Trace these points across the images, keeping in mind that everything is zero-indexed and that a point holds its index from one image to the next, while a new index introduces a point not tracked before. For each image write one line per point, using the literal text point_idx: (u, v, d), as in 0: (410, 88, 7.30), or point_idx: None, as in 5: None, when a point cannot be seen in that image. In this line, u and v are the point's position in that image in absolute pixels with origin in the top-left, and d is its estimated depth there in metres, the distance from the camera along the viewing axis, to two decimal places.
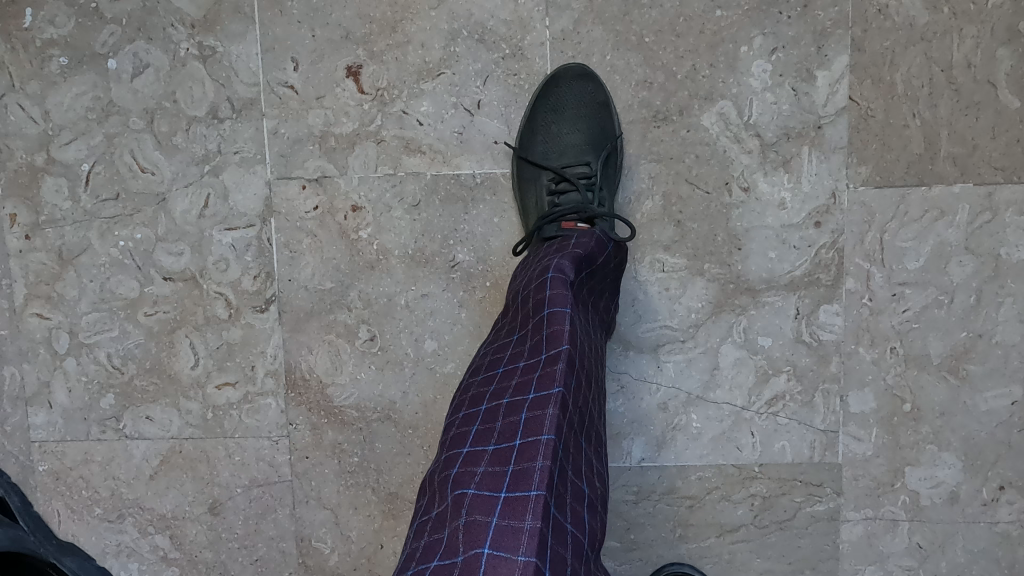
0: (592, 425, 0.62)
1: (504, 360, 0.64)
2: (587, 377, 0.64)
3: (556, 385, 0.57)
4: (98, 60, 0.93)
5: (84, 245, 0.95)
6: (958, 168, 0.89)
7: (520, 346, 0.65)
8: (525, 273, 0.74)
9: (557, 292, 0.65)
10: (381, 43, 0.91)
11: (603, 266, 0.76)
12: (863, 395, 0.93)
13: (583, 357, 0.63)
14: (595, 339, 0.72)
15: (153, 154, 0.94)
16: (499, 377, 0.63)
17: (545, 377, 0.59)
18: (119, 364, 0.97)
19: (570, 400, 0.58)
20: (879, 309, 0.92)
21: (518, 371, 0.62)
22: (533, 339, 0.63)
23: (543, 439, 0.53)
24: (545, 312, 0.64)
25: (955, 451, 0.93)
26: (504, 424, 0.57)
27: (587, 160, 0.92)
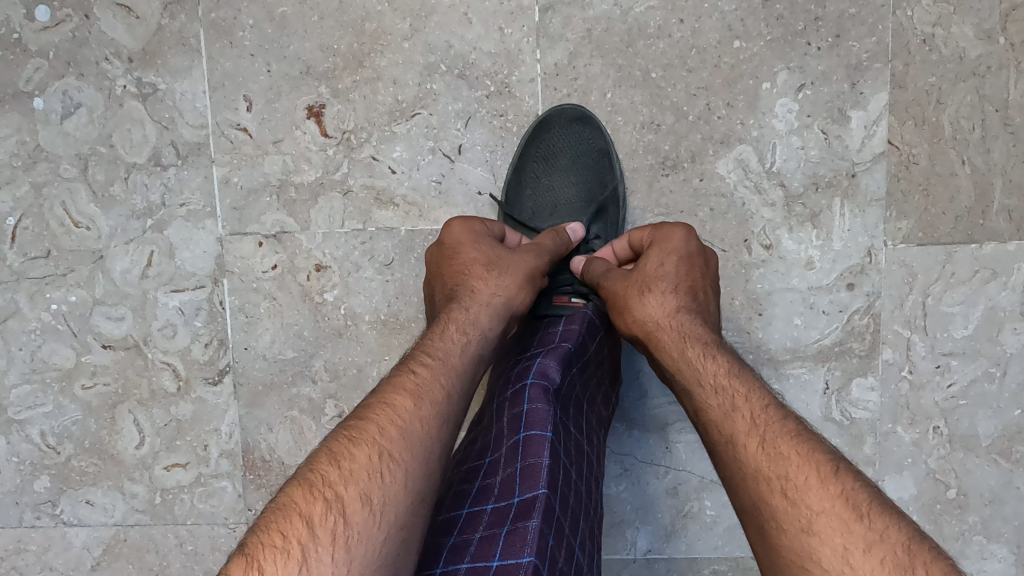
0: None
1: (470, 498, 0.53)
2: (574, 523, 0.52)
3: (527, 552, 0.46)
4: (22, 99, 0.80)
5: (11, 308, 0.83)
6: (1013, 222, 0.77)
7: (491, 477, 0.53)
8: (505, 371, 0.64)
9: (536, 408, 0.54)
10: (347, 79, 0.79)
11: (595, 357, 0.67)
12: (900, 479, 0.81)
13: (567, 499, 0.52)
14: (592, 455, 0.60)
15: (88, 206, 0.82)
16: (463, 523, 0.51)
17: (514, 538, 0.47)
18: (54, 444, 0.85)
19: (546, 567, 0.46)
20: (920, 383, 0.80)
21: (484, 520, 0.50)
22: (504, 472, 0.52)
23: None
24: (521, 437, 0.53)
25: (1007, 544, 0.81)
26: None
27: (583, 221, 0.79)
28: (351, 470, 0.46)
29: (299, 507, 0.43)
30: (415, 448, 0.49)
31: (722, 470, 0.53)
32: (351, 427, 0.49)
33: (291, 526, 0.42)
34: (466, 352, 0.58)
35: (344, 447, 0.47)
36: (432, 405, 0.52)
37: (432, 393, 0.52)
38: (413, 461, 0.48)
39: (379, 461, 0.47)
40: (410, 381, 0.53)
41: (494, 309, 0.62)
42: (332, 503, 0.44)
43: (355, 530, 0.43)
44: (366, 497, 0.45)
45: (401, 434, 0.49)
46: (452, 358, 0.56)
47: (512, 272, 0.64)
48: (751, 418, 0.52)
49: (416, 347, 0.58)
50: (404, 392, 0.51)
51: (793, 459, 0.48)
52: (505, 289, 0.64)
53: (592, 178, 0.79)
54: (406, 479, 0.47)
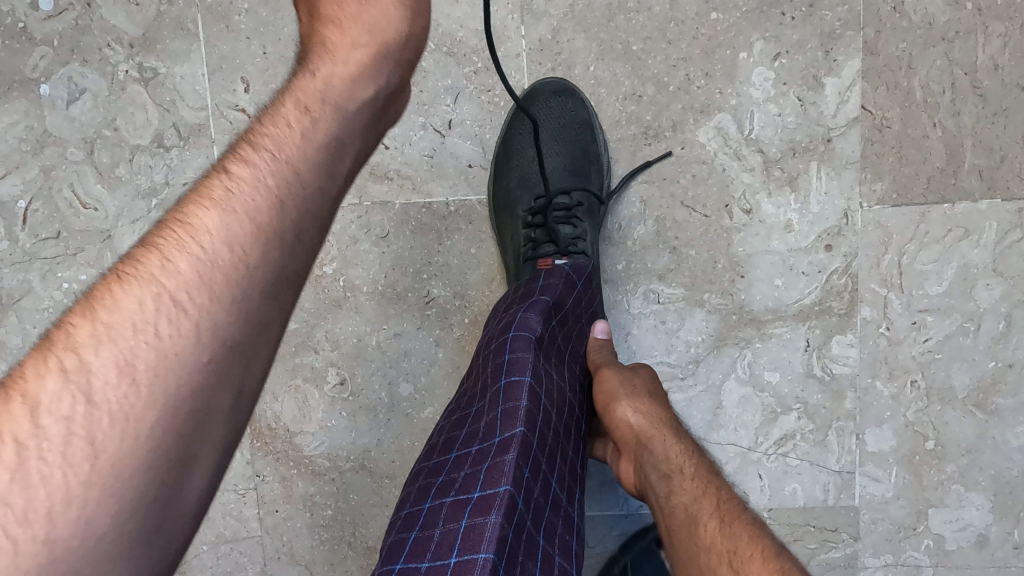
0: (563, 521, 0.55)
1: (456, 441, 0.56)
2: (552, 461, 0.56)
3: (504, 482, 0.50)
4: (28, 86, 0.84)
5: (24, 288, 0.87)
6: (984, 181, 0.80)
7: (475, 421, 0.57)
8: (491, 327, 0.68)
9: (517, 358, 0.58)
10: None
11: (574, 312, 0.69)
12: (881, 432, 0.85)
13: (545, 438, 0.56)
14: (575, 402, 0.64)
15: (95, 187, 0.85)
16: (449, 464, 0.55)
17: (493, 470, 0.51)
18: None
19: (522, 496, 0.50)
20: (898, 339, 0.83)
21: (469, 459, 0.54)
22: (487, 417, 0.56)
23: (480, 556, 0.45)
24: (503, 383, 0.57)
25: (983, 491, 0.85)
26: (442, 530, 0.49)
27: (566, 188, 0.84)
28: (113, 324, 0.39)
29: (40, 368, 0.37)
30: (207, 301, 0.40)
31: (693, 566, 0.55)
32: (128, 270, 0.41)
33: (17, 406, 0.36)
34: (301, 165, 0.46)
35: (106, 291, 0.40)
36: (230, 229, 0.42)
37: (240, 205, 0.43)
38: (196, 308, 0.40)
39: (153, 310, 0.39)
40: (219, 192, 0.44)
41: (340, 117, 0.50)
42: (70, 364, 0.37)
43: (105, 407, 0.37)
44: (135, 357, 0.38)
45: (186, 264, 0.41)
46: (290, 163, 0.45)
47: (360, 100, 0.52)
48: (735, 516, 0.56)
49: (247, 132, 0.47)
50: (202, 216, 0.42)
51: (744, 539, 0.54)
52: (352, 113, 0.51)
53: (574, 148, 0.83)
54: (193, 327, 0.40)
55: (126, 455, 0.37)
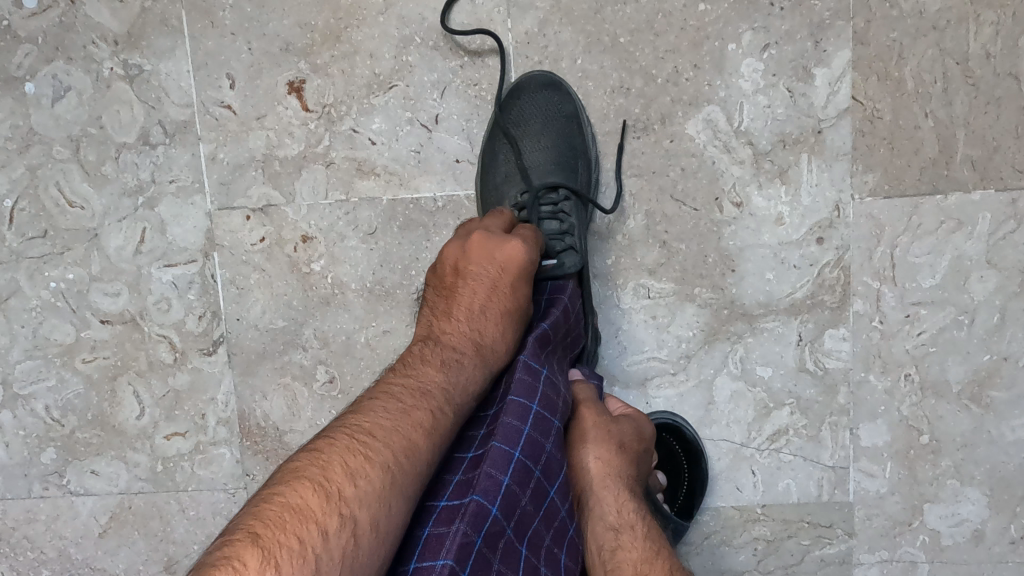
0: (551, 533, 0.57)
1: None
2: (545, 472, 0.58)
3: (472, 491, 0.51)
4: (14, 85, 0.83)
5: (12, 287, 0.87)
6: (977, 172, 0.79)
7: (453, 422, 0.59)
8: None
9: None
10: (325, 55, 0.81)
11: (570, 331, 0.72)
12: (875, 427, 0.84)
13: (531, 444, 0.57)
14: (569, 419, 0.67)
15: (81, 186, 0.85)
16: (421, 463, 0.57)
17: (463, 477, 0.53)
18: (58, 416, 0.89)
19: (496, 503, 0.52)
20: (891, 332, 0.82)
21: (440, 460, 0.56)
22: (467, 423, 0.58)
23: (440, 563, 0.48)
24: None
25: (979, 486, 0.84)
26: (406, 533, 0.51)
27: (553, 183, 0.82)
28: (365, 491, 0.49)
29: (303, 505, 0.47)
30: (388, 510, 0.49)
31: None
32: (355, 442, 0.52)
33: (307, 531, 0.46)
34: (458, 392, 0.59)
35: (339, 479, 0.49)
36: (425, 432, 0.54)
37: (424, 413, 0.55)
38: (399, 491, 0.51)
39: (360, 508, 0.48)
40: (419, 412, 0.55)
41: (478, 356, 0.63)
42: (336, 508, 0.48)
43: (334, 568, 0.45)
44: (371, 524, 0.48)
45: (402, 448, 0.52)
46: (455, 390, 0.59)
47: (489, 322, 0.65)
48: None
49: (418, 369, 0.59)
50: (408, 424, 0.54)
51: None
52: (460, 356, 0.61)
53: (563, 143, 0.81)
54: (403, 496, 0.50)
55: None
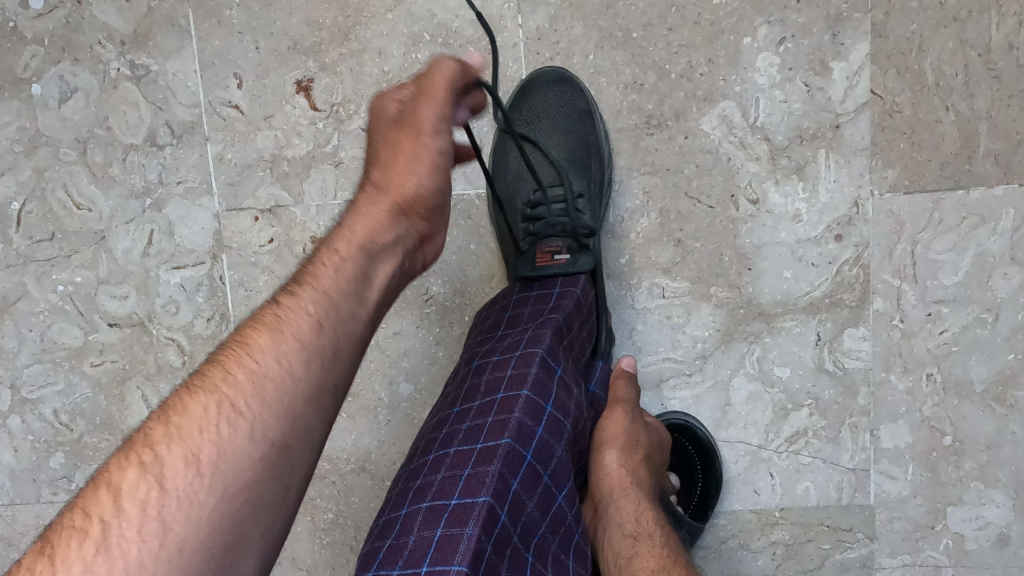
0: (559, 536, 0.55)
1: (437, 442, 0.58)
2: (556, 476, 0.57)
3: (483, 493, 0.50)
4: (21, 86, 0.83)
5: (20, 291, 0.86)
6: (1000, 167, 0.77)
7: (459, 425, 0.58)
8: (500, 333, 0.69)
9: (517, 371, 0.59)
10: (334, 53, 0.80)
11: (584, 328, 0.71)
12: (896, 428, 0.82)
13: (542, 449, 0.56)
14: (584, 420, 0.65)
15: (89, 188, 0.84)
16: (427, 468, 0.56)
17: (472, 480, 0.52)
18: (66, 420, 0.88)
19: (505, 508, 0.51)
20: (912, 331, 0.80)
21: (447, 464, 0.55)
22: (477, 424, 0.57)
23: (452, 568, 0.46)
24: (500, 395, 0.58)
25: (1004, 488, 0.82)
26: (417, 539, 0.50)
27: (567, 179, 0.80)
28: (222, 415, 0.43)
29: (139, 447, 0.42)
30: (253, 421, 0.43)
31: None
32: (219, 362, 0.46)
33: (140, 474, 0.41)
34: (353, 275, 0.51)
35: (165, 432, 0.43)
36: (289, 365, 0.46)
37: (296, 328, 0.47)
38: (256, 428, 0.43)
39: (208, 427, 0.43)
40: (281, 313, 0.48)
41: (365, 256, 0.52)
42: (155, 480, 0.41)
43: (174, 495, 0.40)
44: (220, 443, 0.42)
45: (249, 382, 0.44)
46: (349, 275, 0.51)
47: (403, 163, 0.54)
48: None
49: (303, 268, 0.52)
50: (268, 341, 0.46)
51: None
52: (371, 227, 0.53)
53: (576, 139, 0.80)
54: (248, 434, 0.43)
55: (208, 523, 0.40)
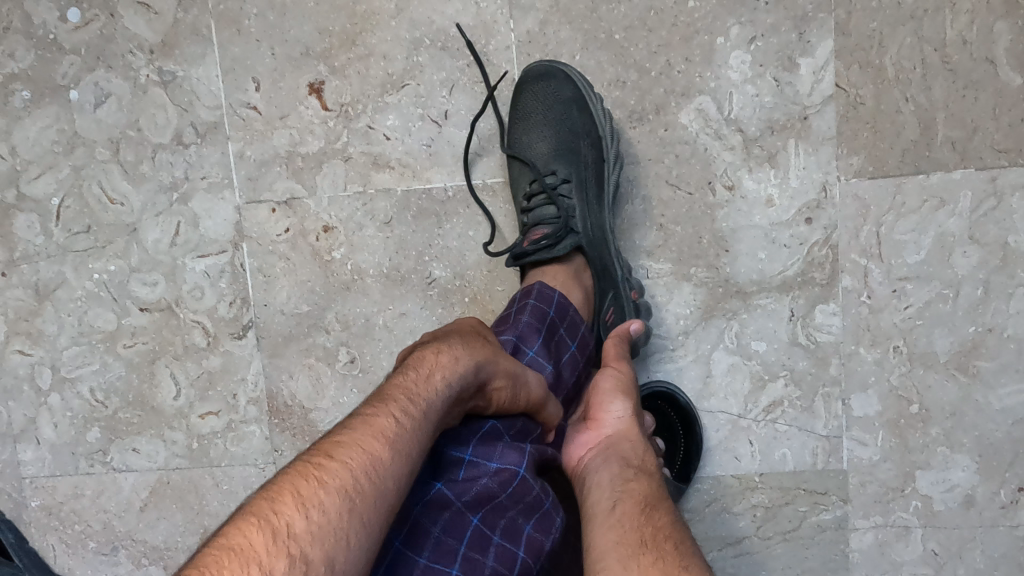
0: (520, 506, 0.59)
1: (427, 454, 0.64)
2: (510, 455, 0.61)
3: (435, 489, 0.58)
4: (60, 92, 0.91)
5: (59, 279, 0.94)
6: (957, 153, 0.83)
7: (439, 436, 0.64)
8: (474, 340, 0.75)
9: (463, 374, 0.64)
10: (342, 57, 0.88)
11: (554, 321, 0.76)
12: (866, 397, 0.88)
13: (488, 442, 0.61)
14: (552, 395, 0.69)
15: (121, 184, 0.92)
16: None
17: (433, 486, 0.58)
18: (102, 397, 0.96)
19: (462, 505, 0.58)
20: (879, 307, 0.87)
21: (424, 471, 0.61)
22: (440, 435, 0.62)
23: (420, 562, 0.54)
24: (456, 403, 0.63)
25: (969, 453, 0.88)
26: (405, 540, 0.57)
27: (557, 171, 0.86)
28: (323, 515, 0.45)
29: (247, 544, 0.42)
30: (362, 517, 0.47)
31: (603, 547, 0.54)
32: (311, 464, 0.49)
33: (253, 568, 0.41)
34: (433, 399, 0.55)
35: (312, 491, 0.46)
36: (392, 443, 0.51)
37: (385, 432, 0.51)
38: (370, 505, 0.48)
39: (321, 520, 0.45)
40: (383, 422, 0.52)
41: (429, 385, 0.56)
42: (285, 547, 0.43)
43: None
44: (327, 548, 0.44)
45: (355, 472, 0.48)
46: (429, 404, 0.55)
47: (483, 353, 0.61)
48: (671, 533, 0.55)
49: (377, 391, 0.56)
50: (368, 436, 0.51)
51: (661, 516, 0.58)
52: (457, 366, 0.58)
53: (566, 126, 0.86)
54: (352, 537, 0.46)
55: None
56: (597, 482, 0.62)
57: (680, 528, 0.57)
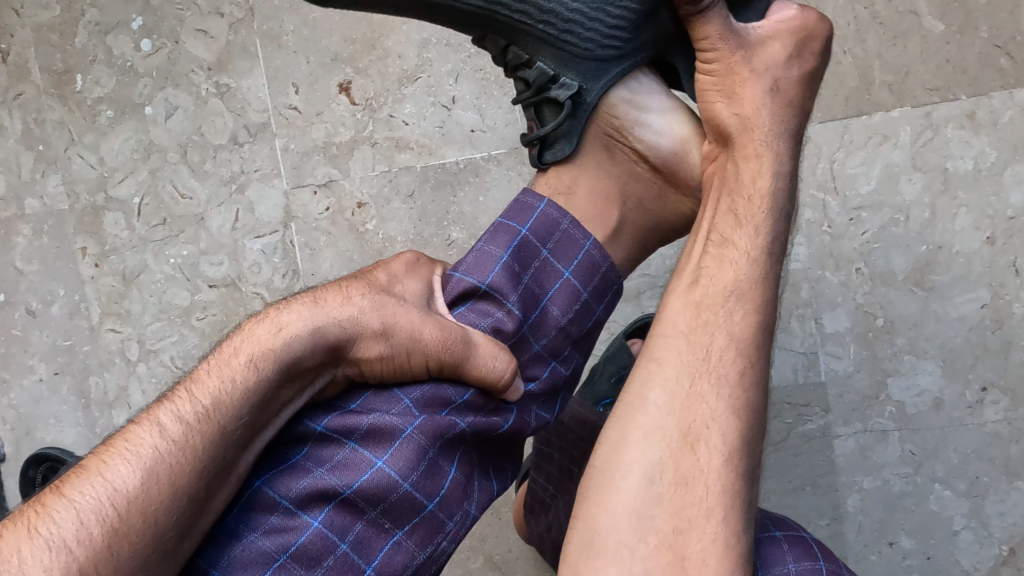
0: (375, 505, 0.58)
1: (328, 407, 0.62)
2: (370, 439, 0.59)
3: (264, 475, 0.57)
4: (137, 109, 1.10)
5: (143, 265, 1.12)
6: (894, 94, 0.96)
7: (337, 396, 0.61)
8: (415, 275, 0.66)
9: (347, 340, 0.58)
10: (365, 60, 1.06)
11: (523, 268, 0.68)
12: (836, 315, 1.00)
13: (350, 425, 0.59)
14: (475, 357, 0.60)
15: (189, 181, 1.10)
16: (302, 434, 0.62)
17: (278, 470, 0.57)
18: (181, 364, 1.12)
19: (300, 499, 0.56)
20: (840, 234, 0.99)
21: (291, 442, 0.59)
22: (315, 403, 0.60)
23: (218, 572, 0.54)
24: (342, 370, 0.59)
25: (933, 359, 0.98)
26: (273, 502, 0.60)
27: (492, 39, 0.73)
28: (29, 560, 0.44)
29: None
30: (89, 549, 0.45)
31: (675, 339, 0.62)
32: (49, 495, 0.48)
33: None
34: (221, 396, 0.52)
35: (18, 542, 0.45)
36: (146, 461, 0.48)
37: (138, 449, 0.49)
38: (96, 547, 0.45)
39: (28, 560, 0.44)
40: (142, 438, 0.50)
41: (220, 380, 0.52)
42: None
43: None
44: None
45: (87, 501, 0.47)
46: (215, 402, 0.51)
47: (329, 318, 0.57)
48: (740, 360, 0.60)
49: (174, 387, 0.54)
50: (121, 454, 0.49)
51: (751, 293, 0.62)
52: (268, 346, 0.54)
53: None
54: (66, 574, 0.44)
55: None
56: (700, 234, 0.67)
57: (763, 326, 0.61)
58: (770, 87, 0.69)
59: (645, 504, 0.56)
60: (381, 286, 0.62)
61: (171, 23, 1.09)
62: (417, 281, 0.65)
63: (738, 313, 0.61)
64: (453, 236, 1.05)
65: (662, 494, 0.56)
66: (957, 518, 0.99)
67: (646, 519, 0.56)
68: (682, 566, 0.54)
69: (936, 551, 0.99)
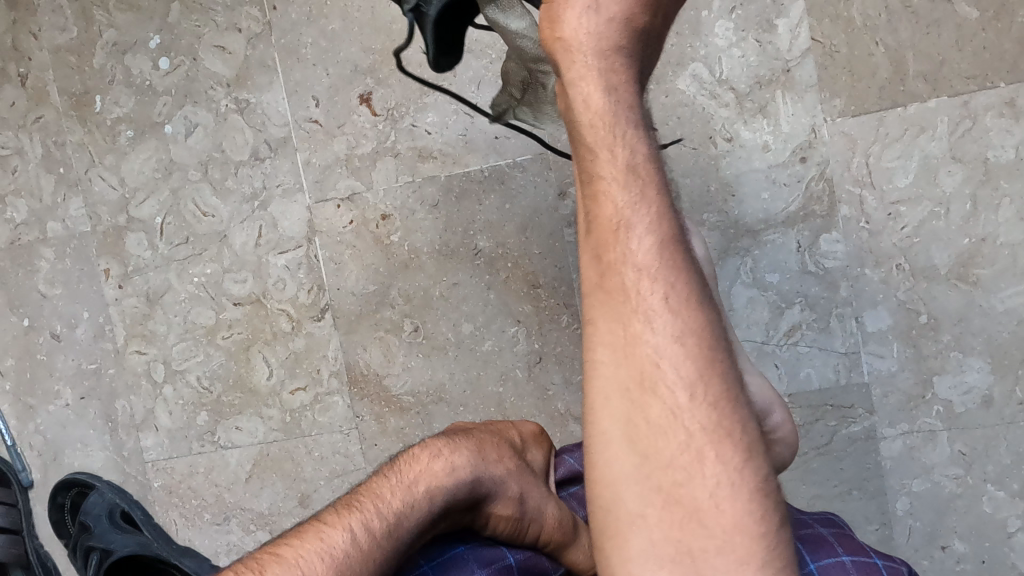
0: None
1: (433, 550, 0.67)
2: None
3: None
4: (157, 128, 1.09)
5: (166, 285, 1.11)
6: (929, 84, 0.94)
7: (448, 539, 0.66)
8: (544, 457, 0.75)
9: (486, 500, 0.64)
10: (385, 70, 1.04)
11: None
12: (877, 313, 0.97)
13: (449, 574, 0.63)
14: (571, 540, 0.66)
15: (211, 199, 1.09)
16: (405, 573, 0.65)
17: None
18: (208, 384, 1.11)
19: None
20: (878, 230, 0.96)
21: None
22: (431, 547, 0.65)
23: None
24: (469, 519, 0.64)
25: (981, 355, 0.95)
26: None
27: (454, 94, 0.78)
28: None
29: None
30: None
31: (594, 295, 0.55)
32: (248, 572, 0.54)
33: None
34: (400, 521, 0.58)
35: None
36: (334, 562, 0.54)
37: (334, 550, 0.55)
38: None
39: None
40: (336, 542, 0.56)
41: (403, 502, 0.59)
42: None
43: None
44: None
45: None
46: (394, 525, 0.58)
47: (488, 471, 0.64)
48: (660, 285, 0.52)
49: (354, 495, 0.61)
50: (318, 554, 0.55)
51: (652, 208, 0.53)
52: (440, 482, 0.61)
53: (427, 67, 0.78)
54: None
55: None
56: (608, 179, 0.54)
57: (670, 230, 0.53)
58: (588, 1, 0.55)
59: (634, 471, 0.51)
60: (520, 451, 0.69)
61: (188, 40, 1.08)
62: (543, 456, 0.73)
63: (643, 238, 0.53)
64: (480, 246, 1.03)
65: (646, 460, 0.51)
66: (1012, 520, 0.96)
67: (636, 489, 0.51)
68: (698, 520, 0.49)
69: (990, 555, 0.96)
